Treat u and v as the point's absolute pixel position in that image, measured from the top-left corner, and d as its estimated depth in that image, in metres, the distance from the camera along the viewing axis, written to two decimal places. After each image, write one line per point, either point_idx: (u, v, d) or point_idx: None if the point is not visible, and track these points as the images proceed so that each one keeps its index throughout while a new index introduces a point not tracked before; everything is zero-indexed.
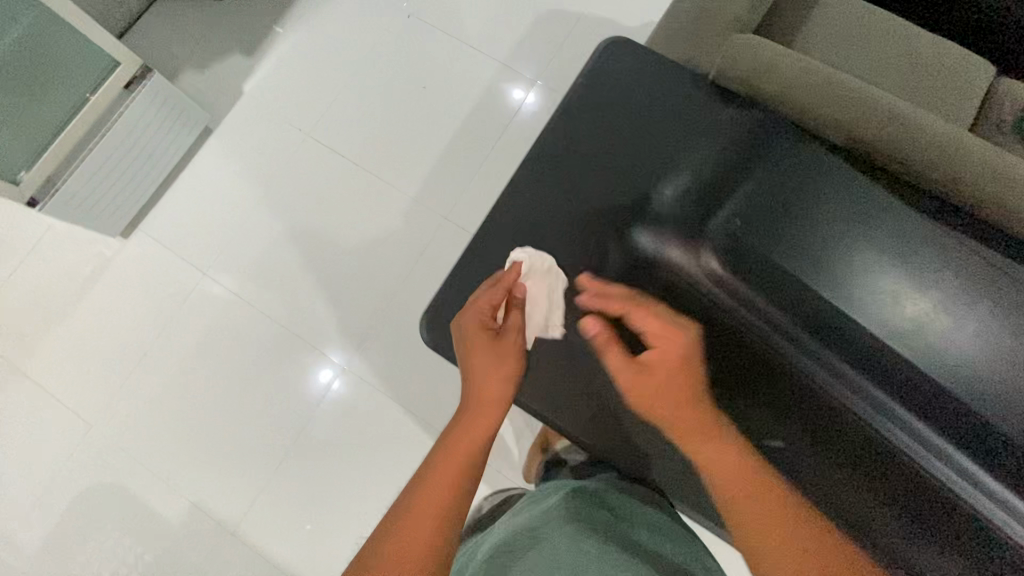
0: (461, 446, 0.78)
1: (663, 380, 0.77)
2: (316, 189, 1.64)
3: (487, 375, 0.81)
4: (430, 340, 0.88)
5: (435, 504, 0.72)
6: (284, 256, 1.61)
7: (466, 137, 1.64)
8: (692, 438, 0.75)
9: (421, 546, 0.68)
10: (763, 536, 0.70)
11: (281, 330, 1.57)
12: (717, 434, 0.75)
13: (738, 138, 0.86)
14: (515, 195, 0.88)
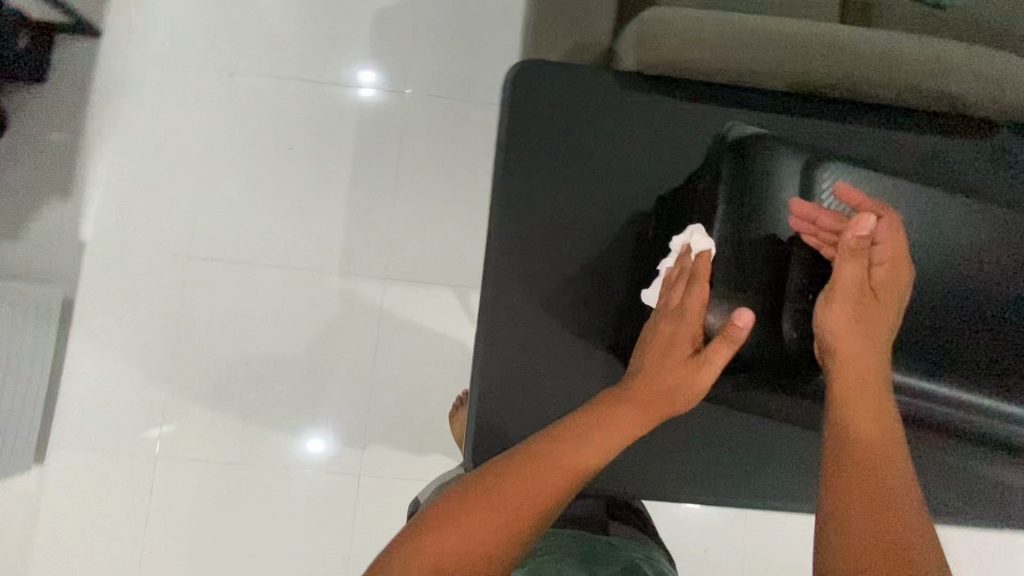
0: (536, 476, 0.66)
1: (860, 351, 0.73)
2: (231, 308, 1.42)
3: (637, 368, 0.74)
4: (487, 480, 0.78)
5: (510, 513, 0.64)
6: (236, 393, 1.40)
7: (362, 183, 1.45)
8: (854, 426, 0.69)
9: (472, 539, 0.62)
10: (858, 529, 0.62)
11: (273, 469, 1.39)
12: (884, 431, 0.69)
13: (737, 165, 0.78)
14: (496, 282, 0.79)
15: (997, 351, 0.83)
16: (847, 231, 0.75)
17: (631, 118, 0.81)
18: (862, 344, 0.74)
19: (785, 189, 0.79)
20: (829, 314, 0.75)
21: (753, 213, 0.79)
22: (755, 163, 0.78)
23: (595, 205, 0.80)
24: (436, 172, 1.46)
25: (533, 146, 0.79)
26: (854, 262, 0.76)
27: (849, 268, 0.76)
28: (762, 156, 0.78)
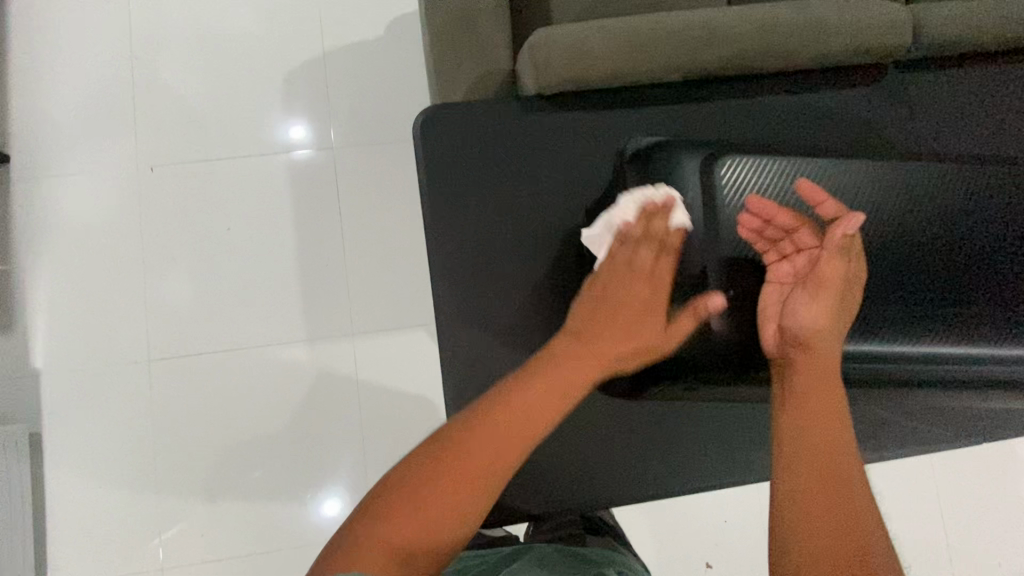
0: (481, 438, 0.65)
1: (835, 342, 0.75)
2: (206, 400, 1.39)
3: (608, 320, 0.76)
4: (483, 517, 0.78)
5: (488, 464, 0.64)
6: (230, 485, 1.37)
7: (309, 244, 1.44)
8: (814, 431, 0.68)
9: (415, 528, 0.61)
10: (814, 539, 0.62)
11: (286, 551, 1.36)
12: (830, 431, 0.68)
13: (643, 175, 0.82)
14: (448, 325, 0.79)
15: (925, 294, 0.86)
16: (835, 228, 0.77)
17: (544, 139, 0.83)
18: (836, 332, 0.76)
19: (690, 187, 0.83)
20: (811, 308, 0.76)
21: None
22: (656, 169, 0.82)
23: (528, 228, 0.81)
24: (379, 218, 1.45)
25: (455, 187, 0.81)
26: (837, 262, 0.77)
27: (824, 267, 0.77)
28: (661, 161, 0.82)
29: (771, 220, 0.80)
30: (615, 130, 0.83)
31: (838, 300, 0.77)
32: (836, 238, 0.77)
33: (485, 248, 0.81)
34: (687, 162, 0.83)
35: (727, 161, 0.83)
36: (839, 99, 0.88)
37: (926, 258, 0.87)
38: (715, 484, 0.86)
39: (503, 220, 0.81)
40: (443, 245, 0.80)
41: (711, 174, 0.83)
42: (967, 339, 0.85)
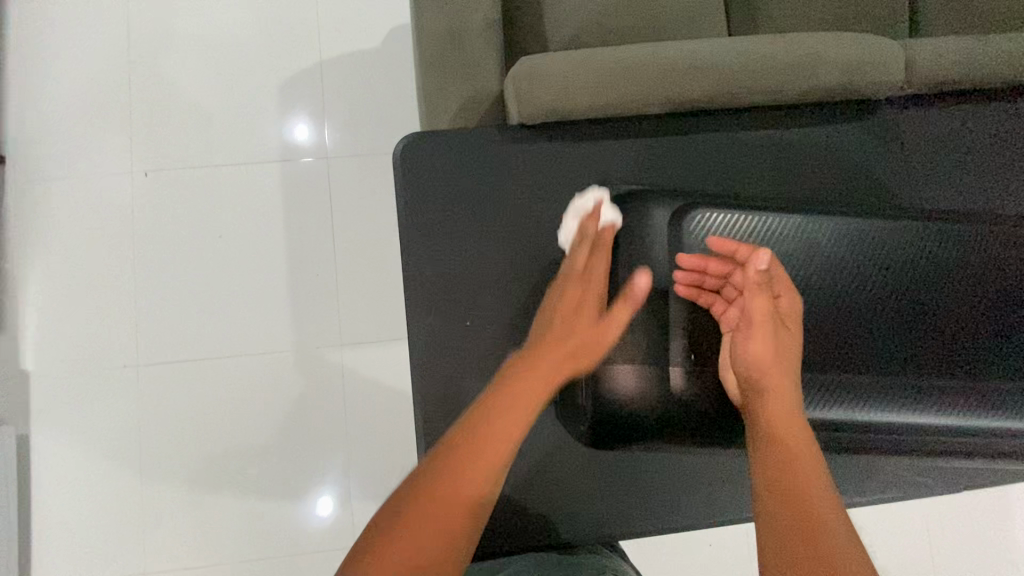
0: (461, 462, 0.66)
1: (772, 377, 0.76)
2: (194, 407, 1.40)
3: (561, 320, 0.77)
4: None
5: (472, 458, 0.66)
6: (216, 491, 1.38)
7: (299, 253, 1.44)
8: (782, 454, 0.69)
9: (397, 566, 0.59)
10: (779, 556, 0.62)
11: (272, 558, 1.37)
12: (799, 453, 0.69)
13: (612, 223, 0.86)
14: (423, 357, 0.80)
15: (893, 352, 0.88)
16: (748, 265, 0.78)
17: (524, 172, 0.84)
18: (775, 367, 0.76)
19: (659, 240, 0.86)
20: (749, 348, 0.77)
21: (638, 263, 0.86)
22: (628, 220, 0.86)
23: (506, 264, 0.82)
24: (371, 230, 1.45)
25: (434, 222, 0.82)
26: (755, 299, 0.78)
27: (747, 307, 0.78)
28: (633, 213, 0.86)
29: (704, 268, 0.83)
30: (596, 164, 0.85)
31: (766, 333, 0.77)
32: (750, 275, 0.78)
33: (462, 282, 0.81)
34: (656, 216, 0.86)
35: (697, 214, 0.85)
36: (822, 140, 0.89)
37: (906, 301, 0.88)
38: (681, 523, 0.86)
39: (482, 256, 0.82)
40: (420, 277, 0.80)
41: (681, 228, 0.85)
42: (928, 402, 0.87)
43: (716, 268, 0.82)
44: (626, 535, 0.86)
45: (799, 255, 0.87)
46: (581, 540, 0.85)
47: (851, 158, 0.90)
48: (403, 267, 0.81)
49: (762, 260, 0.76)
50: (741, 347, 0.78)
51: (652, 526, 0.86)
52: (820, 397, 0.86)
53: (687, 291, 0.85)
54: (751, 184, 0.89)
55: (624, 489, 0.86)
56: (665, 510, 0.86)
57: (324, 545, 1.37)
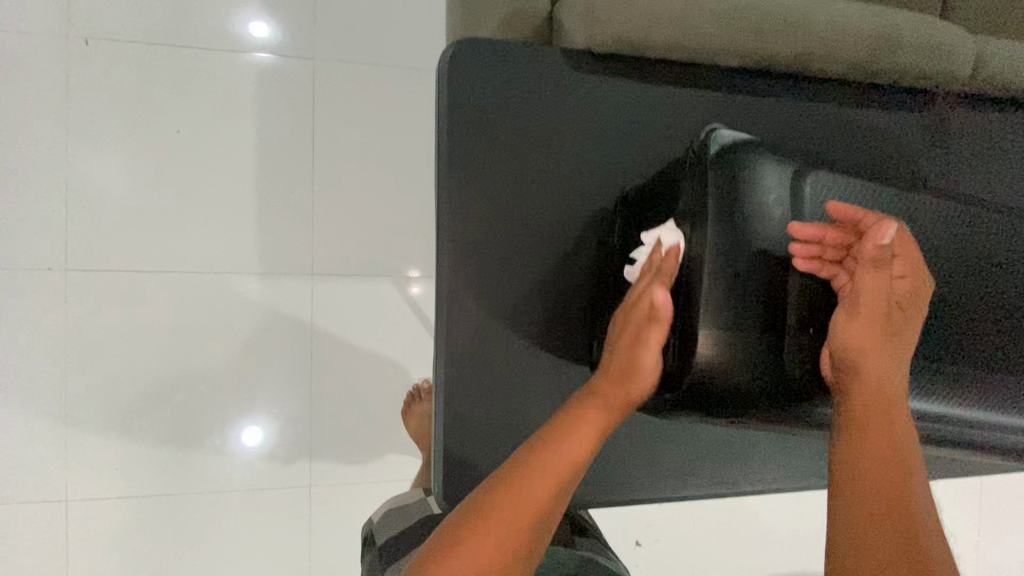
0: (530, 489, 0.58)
1: (882, 368, 0.61)
2: (136, 324, 1.23)
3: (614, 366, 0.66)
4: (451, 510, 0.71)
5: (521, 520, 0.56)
6: (158, 414, 1.24)
7: (273, 165, 1.26)
8: (879, 460, 0.57)
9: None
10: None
11: (217, 490, 1.26)
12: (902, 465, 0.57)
13: (717, 176, 0.65)
14: (448, 300, 0.70)
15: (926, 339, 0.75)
16: (870, 238, 0.62)
17: (586, 105, 0.73)
18: (886, 357, 0.61)
19: (770, 204, 0.67)
20: (858, 333, 0.61)
21: (744, 221, 0.66)
22: (739, 173, 0.65)
23: (552, 207, 0.73)
24: (358, 148, 1.29)
25: (476, 146, 0.71)
26: (870, 284, 0.62)
27: (862, 291, 0.62)
28: (743, 165, 0.66)
29: (821, 241, 0.64)
30: (666, 110, 0.76)
31: (880, 323, 0.62)
32: (869, 249, 0.62)
33: (500, 220, 0.71)
34: (771, 172, 0.67)
35: (816, 177, 0.69)
36: (888, 124, 0.83)
37: (1004, 285, 0.78)
38: (693, 494, 0.84)
39: (526, 194, 0.72)
40: (454, 207, 0.70)
41: (796, 189, 0.68)
42: (962, 399, 0.74)
43: (833, 241, 0.64)
44: (630, 502, 0.82)
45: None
46: (586, 504, 0.80)
47: (909, 147, 0.83)
48: (437, 195, 0.70)
49: (891, 231, 0.61)
50: (855, 338, 0.61)
51: (665, 495, 0.82)
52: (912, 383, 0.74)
53: (807, 266, 0.65)
54: (833, 149, 0.81)
55: (637, 455, 0.81)
56: (673, 479, 0.82)
57: (277, 479, 1.28)
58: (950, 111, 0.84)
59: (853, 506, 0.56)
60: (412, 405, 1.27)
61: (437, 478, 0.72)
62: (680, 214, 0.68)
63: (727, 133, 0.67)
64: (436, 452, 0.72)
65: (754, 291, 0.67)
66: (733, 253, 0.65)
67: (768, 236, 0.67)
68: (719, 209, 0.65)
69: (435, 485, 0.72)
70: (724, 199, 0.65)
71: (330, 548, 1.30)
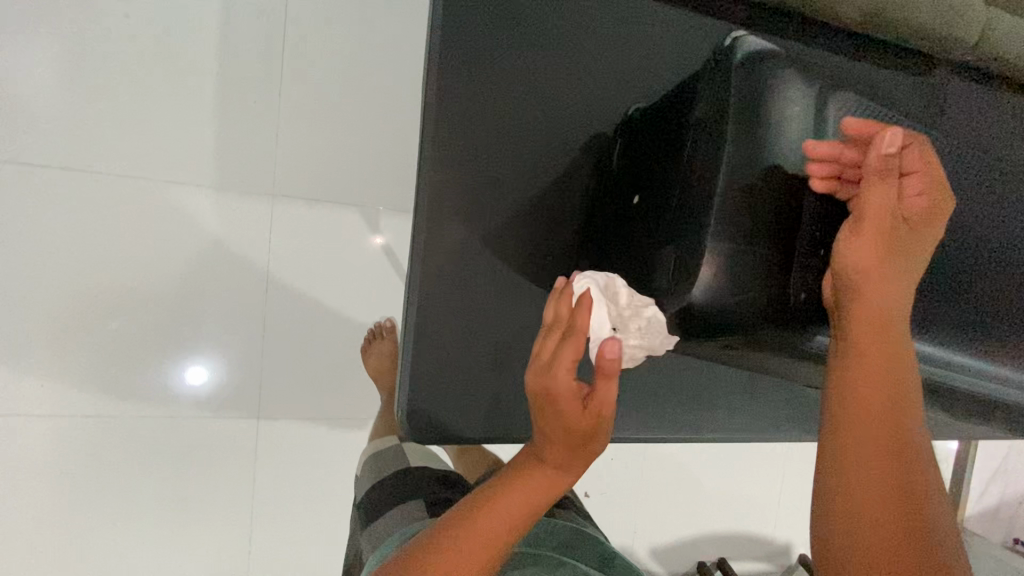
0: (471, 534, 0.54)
1: (884, 289, 0.60)
2: (71, 229, 1.11)
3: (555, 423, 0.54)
4: (415, 433, 0.66)
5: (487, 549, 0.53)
6: (90, 331, 1.13)
7: (237, 70, 1.14)
8: (869, 381, 0.57)
9: None
10: (840, 496, 0.53)
11: (153, 419, 1.16)
12: (897, 388, 0.56)
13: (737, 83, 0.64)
14: (431, 209, 0.65)
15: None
16: (873, 145, 0.60)
17: (596, 15, 0.67)
18: (892, 280, 0.60)
19: (789, 121, 0.67)
20: (861, 247, 0.60)
21: (759, 133, 0.66)
22: (763, 85, 0.64)
23: (551, 125, 0.68)
24: (334, 62, 1.18)
25: (478, 44, 0.64)
26: (879, 199, 0.61)
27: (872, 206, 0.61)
28: (766, 77, 0.64)
29: (834, 160, 0.63)
30: (680, 34, 0.70)
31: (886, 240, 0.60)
32: (874, 159, 0.60)
33: (494, 131, 0.66)
34: (796, 90, 0.66)
35: (839, 102, 0.68)
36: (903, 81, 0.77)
37: (974, 234, 0.75)
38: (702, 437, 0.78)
39: (525, 106, 0.67)
40: (446, 108, 0.64)
41: (819, 110, 0.68)
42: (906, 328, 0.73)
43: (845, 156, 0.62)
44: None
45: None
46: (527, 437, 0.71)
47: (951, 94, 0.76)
48: (423, 94, 0.63)
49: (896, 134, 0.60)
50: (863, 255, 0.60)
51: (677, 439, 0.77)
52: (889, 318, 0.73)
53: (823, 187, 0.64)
54: (870, 84, 0.74)
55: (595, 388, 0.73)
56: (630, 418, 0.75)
57: (220, 414, 1.18)
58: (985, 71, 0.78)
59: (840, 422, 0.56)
60: (372, 343, 1.21)
61: (403, 400, 0.66)
62: (692, 125, 0.66)
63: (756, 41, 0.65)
64: (404, 372, 0.66)
65: (760, 206, 0.66)
66: (742, 165, 0.65)
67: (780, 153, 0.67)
68: (735, 117, 0.64)
69: (400, 407, 0.66)
70: (743, 107, 0.64)
71: (273, 492, 1.22)
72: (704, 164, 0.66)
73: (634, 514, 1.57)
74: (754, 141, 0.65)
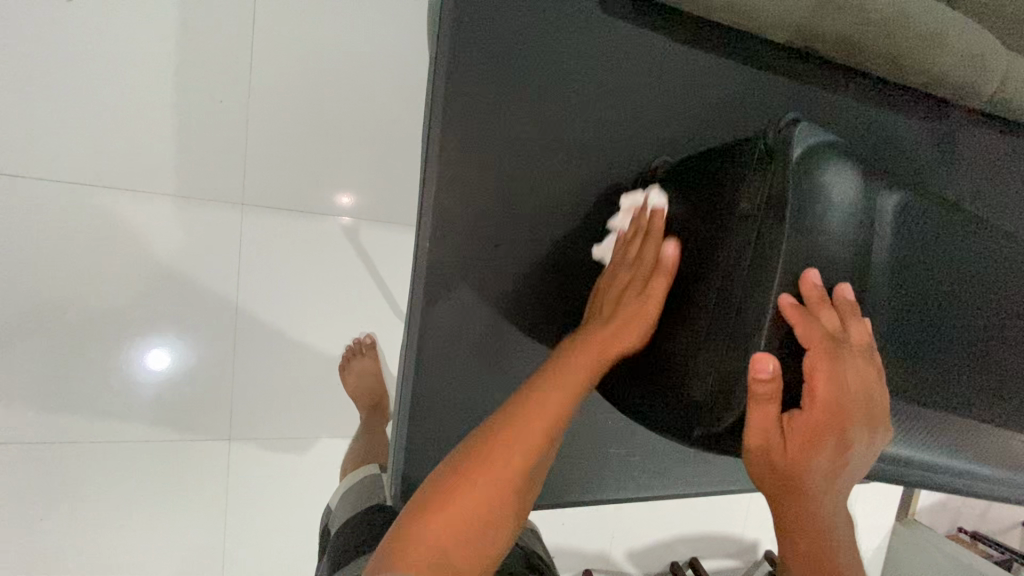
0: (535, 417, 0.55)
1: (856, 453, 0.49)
2: (15, 251, 1.01)
3: (629, 311, 0.59)
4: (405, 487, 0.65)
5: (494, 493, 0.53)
6: (36, 355, 1.03)
7: (198, 66, 1.03)
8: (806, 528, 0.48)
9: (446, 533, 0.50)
10: None
11: (115, 451, 1.08)
12: (831, 529, 0.48)
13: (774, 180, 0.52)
14: (433, 274, 0.61)
15: (929, 350, 0.59)
16: (845, 300, 0.51)
17: (613, 70, 0.63)
18: (864, 441, 0.50)
19: (834, 225, 0.52)
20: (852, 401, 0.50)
21: (808, 244, 0.51)
22: (812, 186, 0.51)
23: (561, 182, 0.64)
24: (307, 59, 1.07)
25: (485, 97, 0.59)
26: (863, 358, 0.51)
27: (807, 415, 0.48)
28: (815, 178, 0.51)
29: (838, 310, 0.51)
30: (702, 91, 0.67)
31: (814, 452, 0.48)
32: (848, 311, 0.51)
33: (501, 189, 0.62)
34: (841, 176, 0.52)
35: (883, 196, 0.55)
36: (895, 129, 0.75)
37: None
38: (693, 479, 0.80)
39: (536, 161, 0.62)
40: (448, 170, 0.59)
41: (868, 201, 0.54)
42: (953, 438, 0.59)
43: (822, 322, 0.49)
44: (573, 500, 0.74)
45: (929, 256, 0.59)
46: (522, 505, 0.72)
47: (930, 151, 0.76)
48: (425, 158, 0.58)
49: (848, 294, 0.51)
50: (776, 453, 0.49)
51: (667, 476, 0.79)
52: (962, 434, 0.59)
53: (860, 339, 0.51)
54: (861, 139, 0.73)
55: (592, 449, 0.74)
56: (626, 478, 0.77)
57: (187, 443, 1.11)
58: (980, 130, 0.77)
59: (790, 545, 0.48)
60: (352, 362, 1.16)
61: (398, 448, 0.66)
62: (738, 216, 0.54)
63: (799, 132, 0.52)
64: (400, 427, 0.66)
65: None
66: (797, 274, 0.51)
67: (846, 254, 0.53)
68: (784, 226, 0.50)
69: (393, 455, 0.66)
70: (794, 215, 0.50)
71: (247, 523, 1.16)
72: (749, 276, 0.52)
73: (613, 519, 1.59)
74: (813, 249, 0.51)
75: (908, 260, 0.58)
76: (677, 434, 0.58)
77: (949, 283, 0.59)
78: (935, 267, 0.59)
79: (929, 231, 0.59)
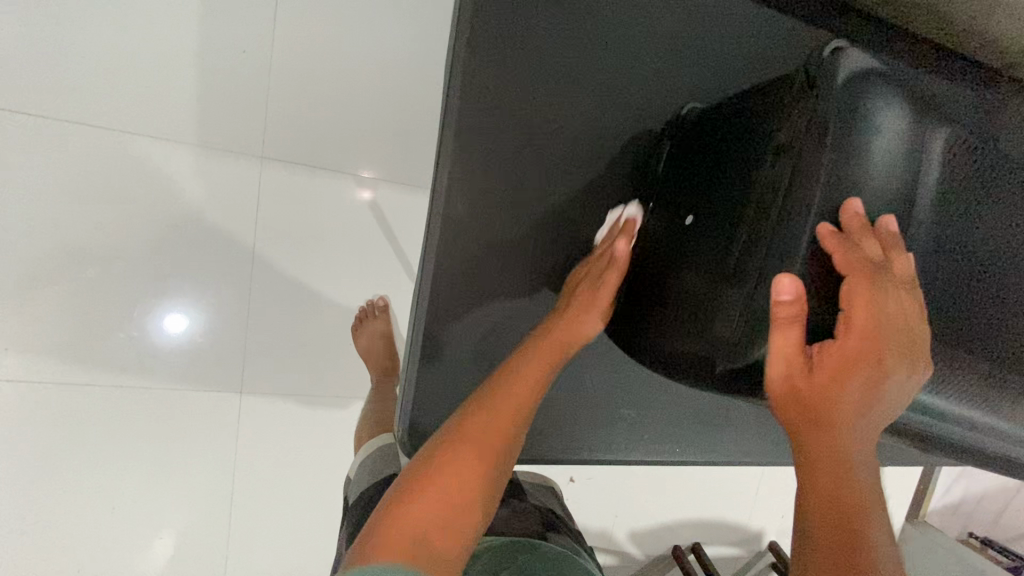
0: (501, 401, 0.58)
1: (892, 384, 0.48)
2: (39, 191, 1.02)
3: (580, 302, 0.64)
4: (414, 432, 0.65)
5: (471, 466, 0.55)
6: (57, 299, 1.05)
7: (222, 16, 1.02)
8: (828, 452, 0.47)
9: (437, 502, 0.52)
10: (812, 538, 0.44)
11: (131, 398, 1.10)
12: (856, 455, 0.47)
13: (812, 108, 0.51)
14: (451, 215, 0.61)
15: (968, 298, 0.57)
16: (886, 232, 0.52)
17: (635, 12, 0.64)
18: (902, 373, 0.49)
19: (874, 154, 0.52)
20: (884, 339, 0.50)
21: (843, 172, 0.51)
22: (854, 111, 0.50)
23: (580, 123, 0.65)
24: (331, 13, 1.06)
25: (506, 31, 0.58)
26: (903, 289, 0.51)
27: (840, 342, 0.48)
28: (858, 105, 0.51)
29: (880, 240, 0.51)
30: (727, 38, 0.68)
31: (844, 381, 0.48)
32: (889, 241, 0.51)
33: (523, 126, 0.62)
34: (886, 107, 0.51)
35: (930, 129, 0.53)
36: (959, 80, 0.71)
37: None
38: (708, 447, 0.78)
39: (558, 100, 0.63)
40: (468, 106, 0.58)
41: (911, 133, 0.53)
42: (990, 398, 0.57)
43: (863, 250, 0.49)
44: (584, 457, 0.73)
45: (979, 199, 0.56)
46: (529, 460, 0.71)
47: None
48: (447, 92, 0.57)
49: (891, 225, 0.52)
50: (801, 381, 0.49)
51: (680, 439, 0.77)
52: (1002, 395, 0.57)
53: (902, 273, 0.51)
54: None
55: (603, 406, 0.73)
56: (639, 438, 0.75)
57: (200, 395, 1.13)
58: None
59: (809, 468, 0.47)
60: (365, 323, 1.15)
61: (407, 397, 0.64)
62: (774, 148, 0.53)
63: (849, 57, 0.51)
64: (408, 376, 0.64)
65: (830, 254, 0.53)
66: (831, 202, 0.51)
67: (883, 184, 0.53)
68: (822, 152, 0.50)
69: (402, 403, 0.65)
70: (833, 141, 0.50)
71: (256, 477, 1.17)
72: (780, 208, 0.52)
73: (618, 499, 1.58)
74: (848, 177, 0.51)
75: (952, 201, 0.56)
76: (697, 373, 0.58)
77: (1001, 231, 0.57)
78: (986, 210, 0.57)
79: (983, 174, 0.56)
